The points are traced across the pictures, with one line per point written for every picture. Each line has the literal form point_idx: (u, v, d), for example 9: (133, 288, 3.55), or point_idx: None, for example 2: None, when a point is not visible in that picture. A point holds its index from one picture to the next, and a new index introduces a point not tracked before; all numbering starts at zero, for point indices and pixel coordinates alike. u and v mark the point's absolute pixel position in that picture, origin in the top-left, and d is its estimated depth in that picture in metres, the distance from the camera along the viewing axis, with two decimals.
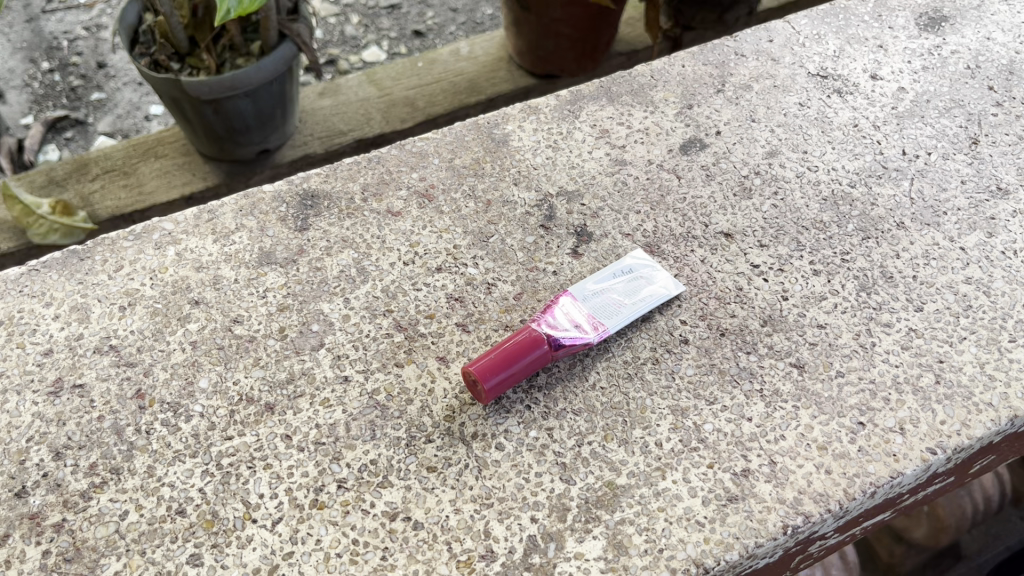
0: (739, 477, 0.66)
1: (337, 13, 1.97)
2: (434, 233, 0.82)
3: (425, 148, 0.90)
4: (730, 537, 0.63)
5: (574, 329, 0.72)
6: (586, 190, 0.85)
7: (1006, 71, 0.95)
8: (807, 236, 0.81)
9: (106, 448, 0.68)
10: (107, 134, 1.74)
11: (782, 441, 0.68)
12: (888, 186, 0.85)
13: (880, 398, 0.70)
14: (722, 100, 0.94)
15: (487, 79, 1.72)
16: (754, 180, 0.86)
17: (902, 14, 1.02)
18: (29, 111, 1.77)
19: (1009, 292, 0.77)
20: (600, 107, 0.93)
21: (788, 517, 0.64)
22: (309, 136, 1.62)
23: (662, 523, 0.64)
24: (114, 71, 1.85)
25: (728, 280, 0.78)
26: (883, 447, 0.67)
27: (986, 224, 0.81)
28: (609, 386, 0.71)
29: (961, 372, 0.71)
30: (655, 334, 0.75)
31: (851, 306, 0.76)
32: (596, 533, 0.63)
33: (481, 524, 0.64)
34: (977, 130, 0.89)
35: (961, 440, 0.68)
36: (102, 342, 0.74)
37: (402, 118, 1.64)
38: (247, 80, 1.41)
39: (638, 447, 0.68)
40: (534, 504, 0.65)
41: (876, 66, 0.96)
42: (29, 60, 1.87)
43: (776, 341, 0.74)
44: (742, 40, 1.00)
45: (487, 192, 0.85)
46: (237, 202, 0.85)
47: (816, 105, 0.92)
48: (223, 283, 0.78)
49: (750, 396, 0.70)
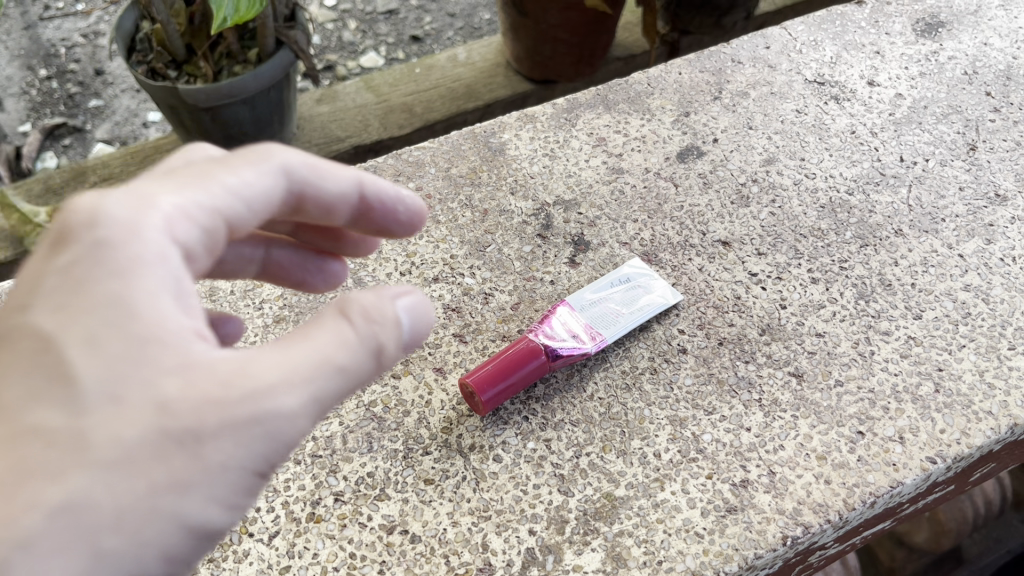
0: (738, 488, 0.66)
1: (335, 20, 1.96)
2: (430, 243, 0.82)
3: (421, 158, 0.89)
4: (730, 549, 0.63)
5: (573, 340, 0.72)
6: (583, 199, 0.85)
7: (1003, 76, 0.95)
8: (805, 244, 0.81)
9: None
10: (105, 142, 1.72)
11: (781, 451, 0.68)
12: (886, 193, 0.85)
13: (879, 407, 0.70)
14: (719, 108, 0.93)
15: (485, 85, 1.72)
16: (752, 188, 0.86)
17: (899, 19, 1.01)
18: (26, 118, 1.75)
19: (1008, 299, 0.76)
20: (596, 115, 0.93)
21: (787, 528, 0.64)
22: (307, 144, 1.62)
23: (662, 534, 0.64)
24: (112, 78, 1.82)
25: (726, 289, 0.78)
26: (883, 457, 0.67)
27: (985, 231, 0.81)
28: (608, 397, 0.71)
29: (961, 380, 0.71)
30: (653, 343, 0.74)
31: (850, 314, 0.76)
32: (595, 545, 0.63)
33: (479, 536, 0.64)
34: (974, 136, 0.89)
35: (960, 449, 0.67)
36: None
37: (399, 125, 1.64)
38: (244, 87, 1.40)
39: (636, 458, 0.67)
40: (532, 517, 0.65)
41: (873, 72, 0.96)
42: (27, 67, 1.83)
43: (775, 350, 0.74)
44: (738, 47, 1.00)
45: (484, 201, 0.85)
46: None
47: (813, 112, 0.92)
48: (219, 295, 0.78)
49: (749, 406, 0.70)
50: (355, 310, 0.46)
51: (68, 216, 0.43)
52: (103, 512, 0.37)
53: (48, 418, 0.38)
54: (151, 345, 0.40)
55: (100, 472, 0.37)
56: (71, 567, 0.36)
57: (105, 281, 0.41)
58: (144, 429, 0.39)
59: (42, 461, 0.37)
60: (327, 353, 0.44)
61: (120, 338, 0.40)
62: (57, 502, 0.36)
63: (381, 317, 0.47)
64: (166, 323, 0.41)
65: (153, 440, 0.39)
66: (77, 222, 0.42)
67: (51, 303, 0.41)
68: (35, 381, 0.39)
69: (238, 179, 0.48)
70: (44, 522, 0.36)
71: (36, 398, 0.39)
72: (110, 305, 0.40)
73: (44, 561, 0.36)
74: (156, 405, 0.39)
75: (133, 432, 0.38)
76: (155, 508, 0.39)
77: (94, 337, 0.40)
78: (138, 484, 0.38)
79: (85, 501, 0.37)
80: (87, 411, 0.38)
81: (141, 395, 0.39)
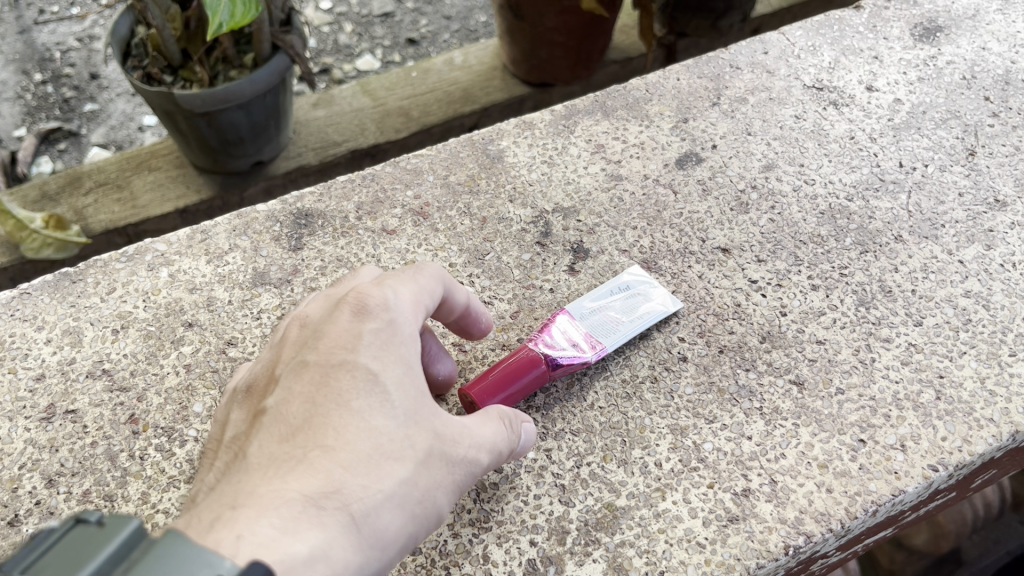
0: (740, 497, 0.65)
1: (331, 23, 1.96)
2: (429, 251, 0.81)
3: (419, 165, 0.89)
4: (731, 558, 0.62)
5: (573, 348, 0.71)
6: (582, 206, 0.85)
7: (1001, 81, 0.95)
8: (805, 251, 0.81)
9: (99, 474, 0.67)
10: (101, 145, 1.71)
11: (782, 460, 0.67)
12: (885, 200, 0.84)
13: (880, 414, 0.70)
14: (718, 113, 0.93)
15: (481, 88, 1.71)
16: (751, 195, 0.85)
17: (897, 24, 1.01)
18: (22, 123, 1.74)
19: (1009, 305, 0.76)
20: (595, 122, 0.93)
21: (789, 537, 0.63)
22: (303, 147, 1.61)
23: (663, 545, 0.63)
24: (107, 82, 1.81)
25: (726, 296, 0.78)
26: (884, 465, 0.67)
27: (985, 236, 0.81)
28: (608, 406, 0.71)
29: (962, 387, 0.71)
30: (653, 352, 0.74)
31: (850, 321, 0.76)
32: (596, 556, 0.63)
33: (480, 548, 0.64)
34: (973, 141, 0.89)
35: (962, 457, 0.67)
36: (95, 367, 0.73)
37: (396, 129, 1.63)
38: (240, 92, 1.40)
39: (637, 468, 0.67)
40: (533, 528, 0.64)
41: (871, 77, 0.96)
42: (21, 71, 1.82)
43: (776, 358, 0.73)
44: (737, 52, 1.00)
45: (483, 209, 0.85)
46: (229, 222, 0.84)
47: (812, 117, 0.92)
48: (217, 304, 0.77)
49: (750, 414, 0.70)
50: (509, 417, 0.61)
51: (364, 293, 0.58)
52: (417, 492, 0.53)
53: (382, 422, 0.53)
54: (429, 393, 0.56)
55: (417, 465, 0.53)
56: (400, 523, 0.52)
57: (399, 342, 0.57)
58: (435, 446, 0.55)
59: (387, 448, 0.53)
60: (502, 439, 0.59)
61: (415, 382, 0.56)
62: (396, 478, 0.52)
63: (520, 429, 0.62)
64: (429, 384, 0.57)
65: (438, 454, 0.55)
66: (374, 301, 0.58)
67: (368, 346, 0.55)
68: (369, 395, 0.54)
69: (433, 289, 0.62)
70: (390, 488, 0.52)
71: (371, 408, 0.54)
72: (404, 360, 0.56)
73: (390, 514, 0.52)
74: (438, 432, 0.55)
75: (426, 446, 0.54)
76: (435, 500, 0.54)
77: (400, 376, 0.55)
78: (433, 480, 0.54)
79: (409, 482, 0.53)
80: (404, 424, 0.54)
81: (431, 422, 0.55)
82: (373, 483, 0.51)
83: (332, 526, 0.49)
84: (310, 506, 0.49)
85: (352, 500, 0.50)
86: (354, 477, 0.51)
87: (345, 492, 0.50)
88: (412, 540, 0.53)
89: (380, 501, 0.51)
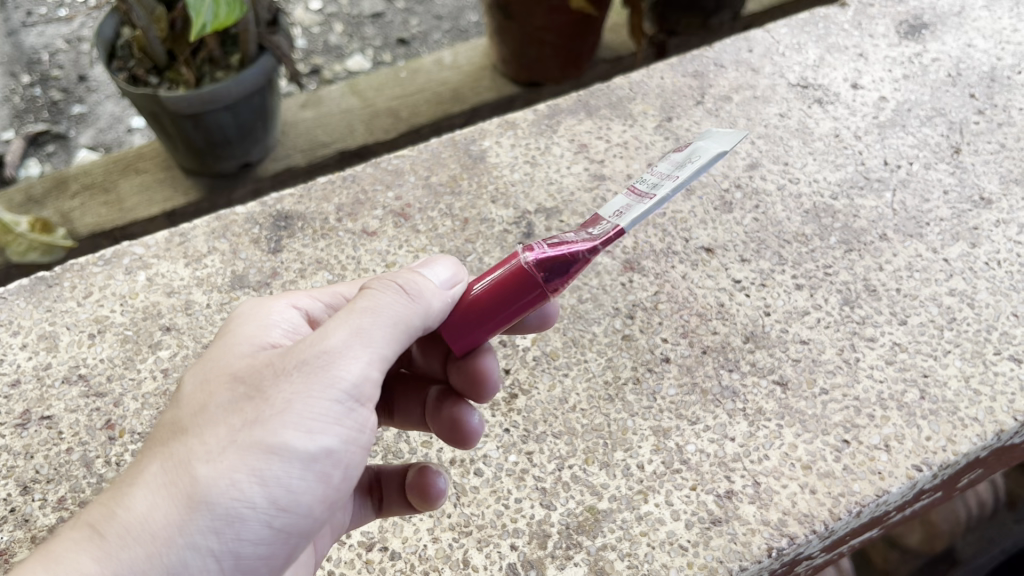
0: (723, 499, 0.65)
1: (321, 23, 1.95)
2: (410, 253, 0.80)
3: (400, 166, 0.88)
4: (714, 561, 0.62)
5: (614, 218, 0.51)
6: (564, 206, 0.84)
7: (986, 78, 0.94)
8: (789, 250, 0.80)
9: (74, 481, 0.66)
10: (89, 147, 1.70)
11: (765, 461, 0.67)
12: (870, 198, 0.84)
13: (865, 414, 0.69)
14: (702, 112, 0.92)
15: (470, 89, 1.70)
16: (735, 194, 0.85)
17: (882, 21, 1.01)
18: (9, 125, 1.72)
19: (993, 303, 0.76)
20: (578, 121, 0.92)
21: (773, 539, 0.63)
22: (291, 149, 1.60)
23: (645, 547, 0.63)
24: (95, 84, 1.79)
25: (709, 296, 0.77)
26: (868, 465, 0.66)
27: (969, 234, 0.81)
28: (590, 408, 0.70)
29: (946, 387, 0.71)
30: (636, 352, 0.74)
31: (834, 321, 0.75)
32: (577, 559, 0.62)
33: (460, 553, 0.63)
34: (959, 139, 0.89)
35: (947, 456, 0.67)
36: (71, 372, 0.72)
37: (385, 130, 1.62)
38: (227, 93, 1.39)
39: (620, 470, 0.67)
40: (514, 531, 0.64)
41: (856, 75, 0.95)
42: (9, 73, 1.81)
43: (759, 358, 0.73)
44: (721, 51, 0.99)
45: (464, 210, 0.84)
46: (208, 225, 0.83)
47: (797, 115, 0.92)
48: (194, 308, 0.76)
49: (733, 415, 0.69)
50: (372, 282, 0.52)
51: None
52: (195, 456, 0.46)
53: (169, 414, 0.50)
54: (237, 354, 0.51)
55: (193, 432, 0.47)
56: (166, 504, 0.45)
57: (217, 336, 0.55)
58: (222, 400, 0.48)
59: (158, 439, 0.48)
60: (345, 328, 0.48)
61: (219, 356, 0.52)
62: (164, 457, 0.47)
63: (402, 280, 0.52)
64: (250, 345, 0.52)
65: (232, 402, 0.47)
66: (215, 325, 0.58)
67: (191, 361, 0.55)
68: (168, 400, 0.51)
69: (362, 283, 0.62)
70: (152, 471, 0.46)
71: (167, 409, 0.50)
72: (217, 344, 0.53)
73: (153, 495, 0.45)
74: (231, 378, 0.49)
75: (214, 402, 0.48)
76: (233, 446, 0.46)
77: (203, 362, 0.52)
78: (222, 431, 0.46)
79: (180, 453, 0.46)
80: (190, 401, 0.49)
81: (226, 378, 0.49)
82: (138, 474, 0.47)
83: (66, 549, 0.44)
84: (63, 534, 0.46)
85: (104, 506, 0.46)
86: (115, 487, 0.47)
87: (100, 506, 0.46)
88: (211, 513, 0.45)
89: (135, 490, 0.46)
